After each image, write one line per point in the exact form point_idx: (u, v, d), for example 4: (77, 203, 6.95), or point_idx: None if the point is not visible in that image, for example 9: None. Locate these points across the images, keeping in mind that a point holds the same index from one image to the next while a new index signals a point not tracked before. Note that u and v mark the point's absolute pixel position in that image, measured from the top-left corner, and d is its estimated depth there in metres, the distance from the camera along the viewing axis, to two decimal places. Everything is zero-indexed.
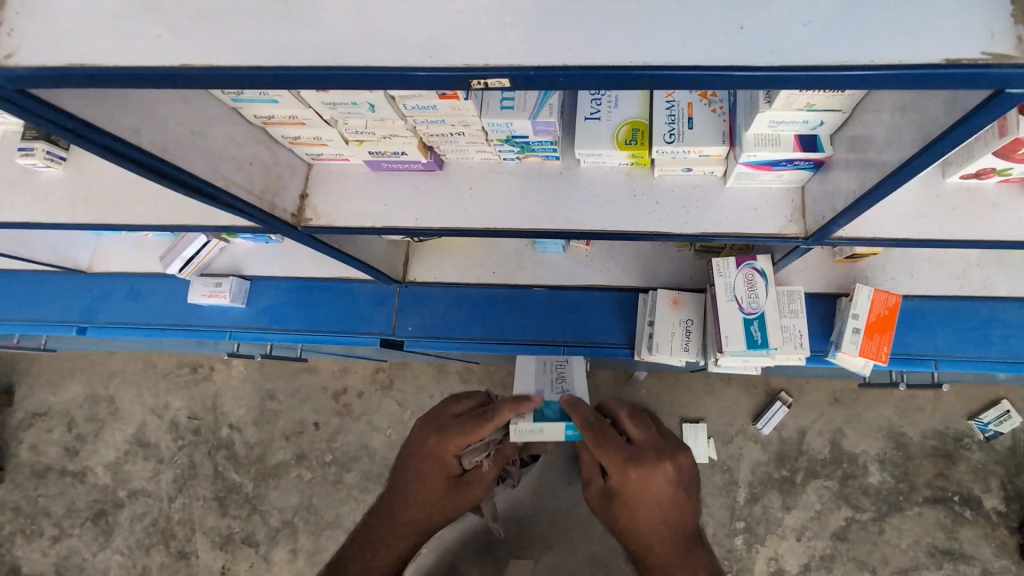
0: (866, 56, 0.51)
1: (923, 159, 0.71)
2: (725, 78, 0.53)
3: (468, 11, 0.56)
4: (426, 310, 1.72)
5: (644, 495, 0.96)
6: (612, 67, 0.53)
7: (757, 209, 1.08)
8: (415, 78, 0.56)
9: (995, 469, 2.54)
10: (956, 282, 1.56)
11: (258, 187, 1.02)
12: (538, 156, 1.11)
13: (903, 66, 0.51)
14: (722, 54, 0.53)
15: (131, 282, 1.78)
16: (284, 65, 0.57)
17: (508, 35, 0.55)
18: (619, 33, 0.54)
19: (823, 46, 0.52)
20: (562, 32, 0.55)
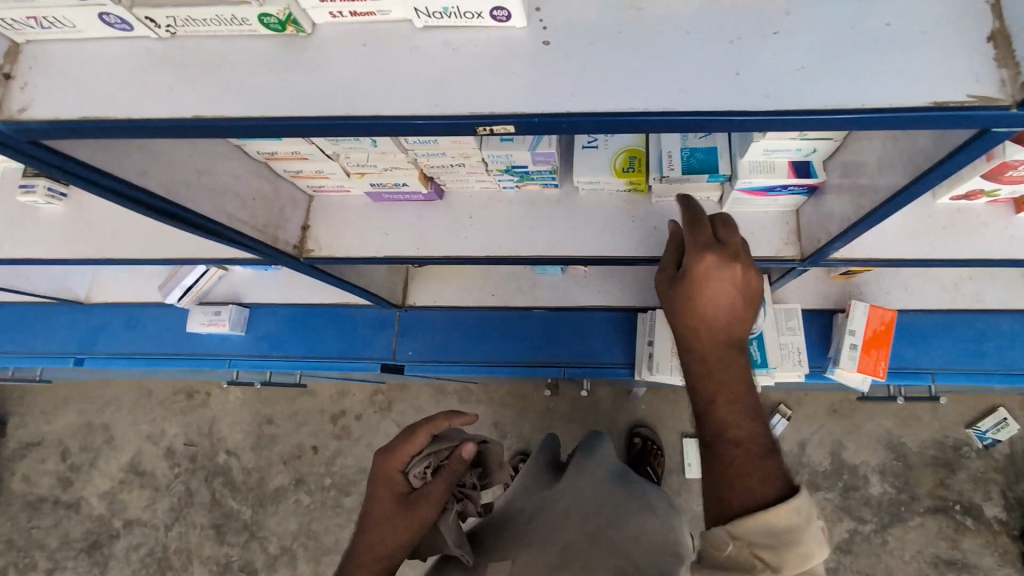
0: (857, 100, 0.53)
1: (917, 188, 0.73)
2: (722, 123, 0.55)
3: (474, 59, 0.58)
4: (426, 334, 1.72)
5: (714, 295, 0.77)
6: (614, 114, 0.55)
7: (753, 232, 1.10)
8: (420, 125, 0.57)
9: (994, 477, 2.55)
10: (949, 296, 1.58)
11: (261, 222, 1.03)
12: (536, 184, 1.12)
13: (894, 109, 0.52)
14: (717, 98, 0.54)
15: (129, 312, 1.77)
16: (294, 114, 0.58)
17: (512, 83, 0.57)
18: (618, 78, 0.56)
19: (816, 90, 0.54)
20: (563, 79, 0.57)
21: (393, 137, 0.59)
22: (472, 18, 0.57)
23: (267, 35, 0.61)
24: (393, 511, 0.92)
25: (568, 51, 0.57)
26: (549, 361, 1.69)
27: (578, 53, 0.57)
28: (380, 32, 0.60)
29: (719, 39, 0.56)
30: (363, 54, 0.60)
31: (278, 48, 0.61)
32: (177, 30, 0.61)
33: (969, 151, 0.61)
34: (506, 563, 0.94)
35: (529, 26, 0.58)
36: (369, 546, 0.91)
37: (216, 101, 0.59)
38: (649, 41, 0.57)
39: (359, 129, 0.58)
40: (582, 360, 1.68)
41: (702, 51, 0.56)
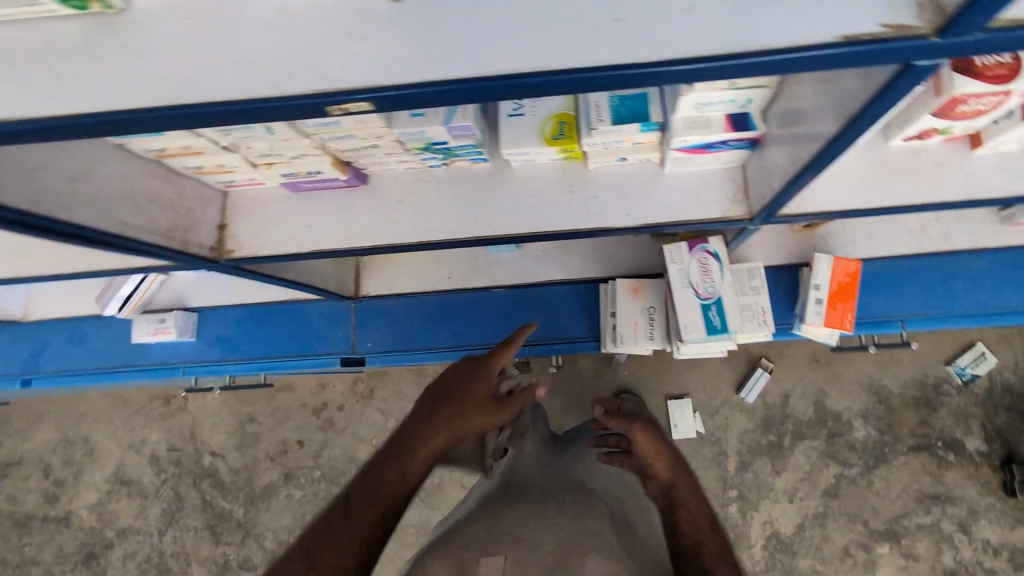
0: (756, 41, 0.46)
1: (850, 135, 0.66)
2: (607, 79, 0.47)
3: (316, 26, 0.49)
4: (384, 324, 1.66)
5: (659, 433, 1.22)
6: (483, 78, 0.47)
7: (698, 193, 1.03)
8: (262, 109, 0.49)
9: (974, 411, 2.57)
10: (916, 240, 1.53)
11: (164, 226, 0.95)
12: (464, 160, 1.04)
13: (799, 49, 0.45)
14: (597, 52, 0.47)
15: (72, 326, 1.69)
16: (119, 107, 0.50)
17: (359, 51, 0.48)
18: (482, 36, 0.48)
19: (712, 31, 0.46)
20: (419, 40, 0.48)
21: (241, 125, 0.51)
22: None
23: (73, 14, 0.52)
24: (486, 404, 1.04)
25: (425, 6, 0.49)
26: None
27: (436, 8, 0.49)
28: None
29: None
30: (188, 28, 0.50)
31: (89, 29, 0.51)
32: None
33: (894, 91, 0.54)
34: (497, 559, 0.84)
35: None
36: (449, 422, 1.01)
37: (24, 99, 0.50)
38: None
39: (195, 118, 0.50)
40: (546, 337, 1.62)
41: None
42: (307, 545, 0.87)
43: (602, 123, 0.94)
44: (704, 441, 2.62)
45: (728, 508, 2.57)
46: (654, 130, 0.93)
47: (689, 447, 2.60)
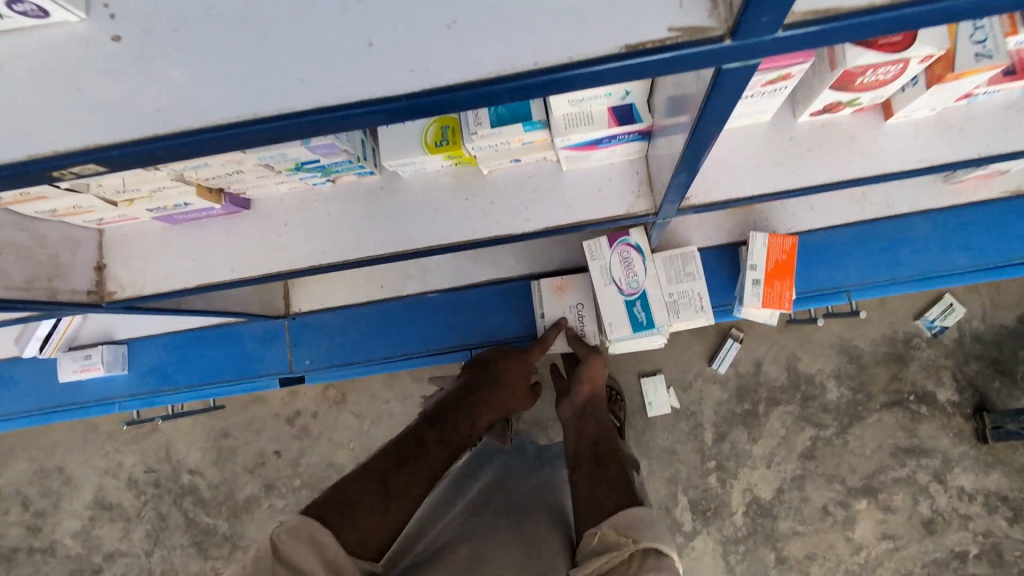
0: (529, 59, 0.39)
1: (707, 128, 0.60)
2: (367, 113, 0.40)
3: (21, 76, 0.41)
4: (320, 339, 1.60)
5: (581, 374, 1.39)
6: (218, 128, 0.40)
7: (600, 189, 0.97)
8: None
9: (945, 362, 2.49)
10: (858, 207, 1.48)
11: (22, 278, 0.87)
12: (349, 175, 0.97)
13: (577, 64, 0.38)
14: (348, 86, 0.40)
15: (0, 370, 1.63)
16: None
17: (70, 102, 0.41)
18: (215, 76, 0.40)
19: (477, 51, 0.39)
20: (138, 86, 0.41)
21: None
22: None
23: None
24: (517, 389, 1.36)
25: (149, 47, 0.41)
26: (453, 345, 1.58)
27: (161, 47, 0.41)
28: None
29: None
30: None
31: None
32: None
33: (724, 89, 0.48)
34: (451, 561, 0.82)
35: (92, 17, 0.42)
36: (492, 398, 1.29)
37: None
38: (255, 15, 0.41)
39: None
40: (487, 339, 1.57)
41: (325, 20, 0.41)
42: (384, 474, 0.93)
43: (481, 125, 0.87)
44: (680, 415, 2.55)
45: (706, 479, 2.51)
46: (539, 129, 0.86)
47: (664, 424, 2.55)
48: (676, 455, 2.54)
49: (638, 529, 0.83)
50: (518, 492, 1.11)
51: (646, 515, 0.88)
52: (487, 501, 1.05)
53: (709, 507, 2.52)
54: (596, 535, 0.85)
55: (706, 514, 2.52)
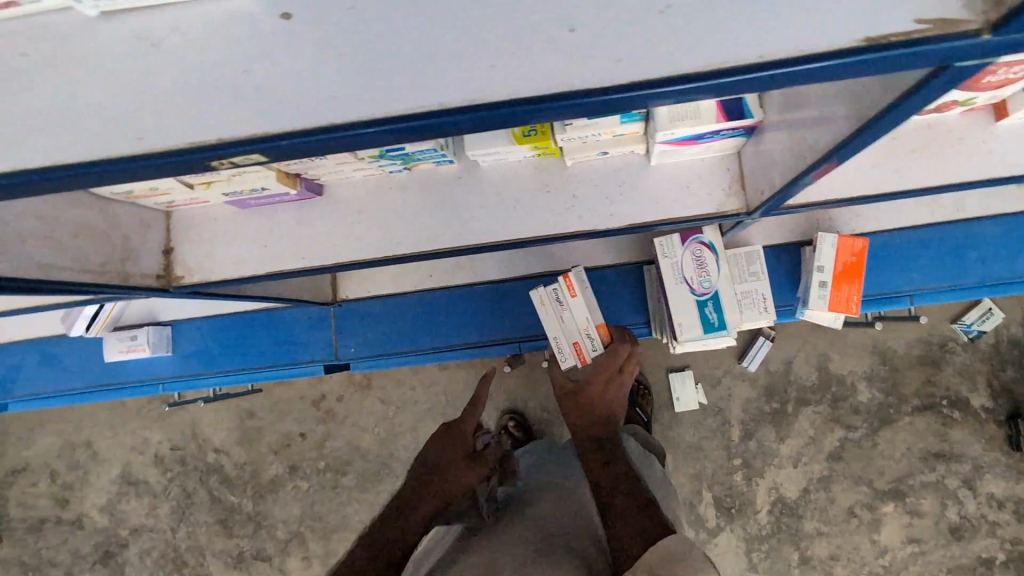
0: (728, 57, 0.39)
1: (870, 134, 0.55)
2: (548, 111, 0.41)
3: (186, 62, 0.42)
4: (366, 327, 1.58)
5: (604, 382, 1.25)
6: (405, 118, 0.41)
7: (689, 186, 0.93)
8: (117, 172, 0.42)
9: (981, 367, 2.42)
10: (925, 208, 1.42)
11: (97, 261, 0.85)
12: (428, 162, 0.94)
13: (800, 61, 0.39)
14: (544, 71, 0.40)
15: (43, 348, 1.62)
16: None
17: (235, 83, 0.41)
18: (410, 54, 0.41)
19: (685, 48, 0.40)
20: (324, 72, 0.41)
21: (133, 182, 0.44)
22: None
23: None
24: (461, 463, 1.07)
25: (330, 26, 0.41)
26: (501, 338, 1.55)
27: (356, 36, 0.41)
28: (41, 32, 0.42)
29: None
30: (15, 66, 0.42)
31: None
32: None
33: (926, 97, 0.46)
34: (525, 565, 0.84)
35: None
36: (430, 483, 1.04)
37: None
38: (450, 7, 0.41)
39: (23, 186, 0.42)
40: (536, 333, 1.54)
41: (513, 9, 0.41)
42: None
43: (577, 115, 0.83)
44: (706, 412, 2.48)
45: (732, 476, 2.45)
46: (636, 121, 0.83)
47: (691, 420, 2.48)
48: (702, 452, 2.48)
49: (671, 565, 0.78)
50: (548, 499, 1.06)
51: (681, 543, 0.82)
52: (515, 518, 1.01)
53: (734, 504, 2.46)
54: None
55: (729, 510, 2.47)
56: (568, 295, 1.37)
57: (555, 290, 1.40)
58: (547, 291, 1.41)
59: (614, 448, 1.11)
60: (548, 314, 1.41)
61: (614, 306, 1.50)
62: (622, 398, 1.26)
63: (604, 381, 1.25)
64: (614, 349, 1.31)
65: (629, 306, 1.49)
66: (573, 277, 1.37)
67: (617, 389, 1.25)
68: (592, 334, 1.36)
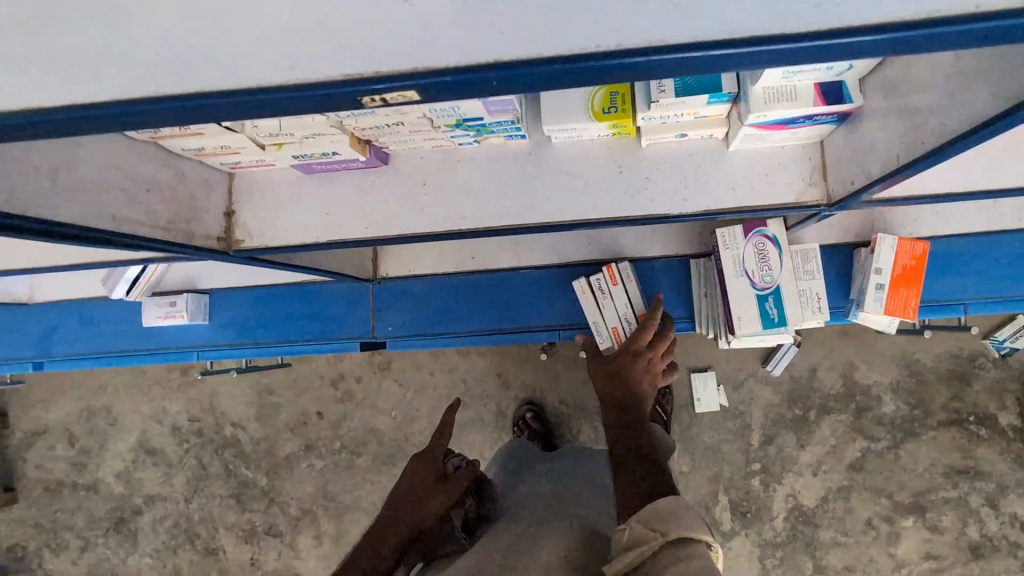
0: (907, 9, 0.41)
1: (993, 128, 0.55)
2: (693, 60, 0.44)
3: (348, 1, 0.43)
4: (403, 306, 1.57)
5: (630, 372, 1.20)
6: (542, 62, 0.43)
7: (768, 174, 0.90)
8: (260, 102, 0.46)
9: (1010, 385, 2.36)
10: (985, 216, 1.38)
11: (165, 218, 0.84)
12: (499, 136, 0.91)
13: (991, 17, 0.40)
14: (709, 17, 0.42)
15: (80, 310, 1.63)
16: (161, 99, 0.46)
17: (386, 24, 0.43)
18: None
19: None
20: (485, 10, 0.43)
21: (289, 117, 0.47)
22: None
23: None
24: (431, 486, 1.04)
25: None
26: (541, 325, 1.53)
27: None
28: None
29: None
30: None
31: None
32: None
33: None
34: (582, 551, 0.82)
35: None
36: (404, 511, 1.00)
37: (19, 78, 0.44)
38: None
39: (198, 110, 0.46)
40: (576, 322, 1.51)
41: None
42: None
43: (664, 93, 0.81)
44: (728, 414, 2.44)
45: (749, 481, 2.41)
46: (724, 101, 0.81)
47: (712, 421, 2.44)
48: (721, 454, 2.44)
49: (670, 519, 0.75)
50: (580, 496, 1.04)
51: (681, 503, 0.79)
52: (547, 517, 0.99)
53: (751, 509, 2.42)
54: (623, 530, 0.77)
55: (747, 515, 2.42)
56: (610, 284, 1.43)
57: (597, 279, 1.44)
58: (588, 281, 1.45)
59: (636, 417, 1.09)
60: (588, 303, 1.44)
61: (657, 298, 1.47)
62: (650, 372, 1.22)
63: (633, 354, 1.23)
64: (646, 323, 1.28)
65: (673, 299, 1.46)
66: (615, 266, 1.42)
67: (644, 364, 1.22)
68: (633, 320, 1.41)
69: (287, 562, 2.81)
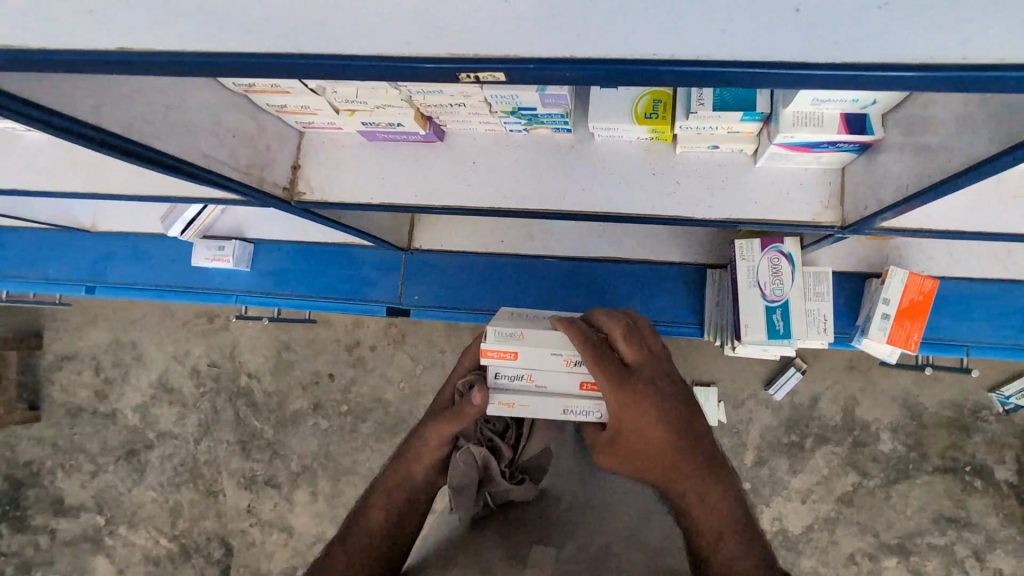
0: (921, 52, 0.48)
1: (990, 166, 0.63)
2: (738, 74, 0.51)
3: None
4: (432, 278, 1.67)
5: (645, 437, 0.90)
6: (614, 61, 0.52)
7: (789, 193, 0.97)
8: (369, 67, 0.55)
9: (1010, 441, 2.39)
10: (997, 265, 1.43)
11: (244, 162, 0.94)
12: (547, 128, 1.00)
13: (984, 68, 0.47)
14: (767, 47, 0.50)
15: (136, 243, 1.77)
16: (262, 53, 0.54)
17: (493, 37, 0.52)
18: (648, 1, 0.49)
19: (903, 31, 0.48)
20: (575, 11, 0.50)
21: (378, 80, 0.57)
22: None
23: None
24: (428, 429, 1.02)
25: None
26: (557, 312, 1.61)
27: None
28: None
29: None
30: None
31: None
32: None
33: None
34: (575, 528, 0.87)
35: None
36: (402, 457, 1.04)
37: (183, 32, 0.55)
38: None
39: (300, 67, 0.55)
40: None
41: None
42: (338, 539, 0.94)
43: (703, 105, 0.88)
44: (724, 430, 2.49)
45: None
46: (756, 120, 0.89)
47: None
48: None
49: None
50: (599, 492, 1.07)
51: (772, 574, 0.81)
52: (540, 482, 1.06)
53: None
54: None
55: None
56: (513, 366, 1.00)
57: (500, 376, 1.02)
58: (495, 388, 1.02)
59: (689, 477, 0.88)
60: (531, 401, 1.02)
61: (670, 302, 1.54)
62: (659, 386, 0.92)
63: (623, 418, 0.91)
64: (598, 357, 0.91)
65: (685, 304, 1.54)
66: (490, 346, 0.99)
67: (644, 393, 0.90)
68: (580, 368, 0.99)
69: (282, 514, 2.94)
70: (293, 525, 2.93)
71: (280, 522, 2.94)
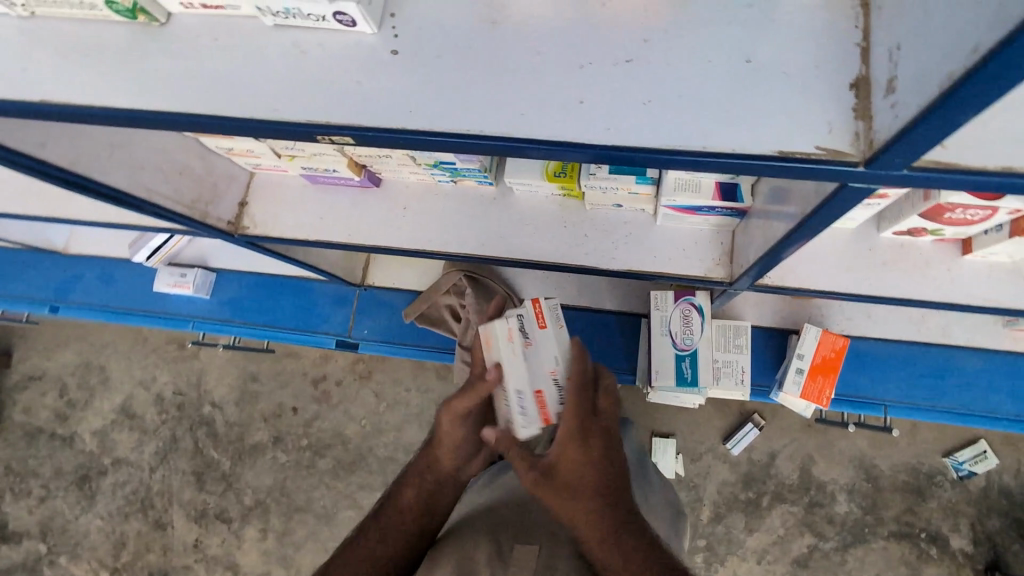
0: (723, 142, 0.50)
1: (800, 232, 0.73)
2: (566, 152, 0.53)
3: (317, 64, 0.58)
4: (382, 315, 1.74)
5: (577, 472, 0.80)
6: (449, 134, 0.54)
7: (685, 249, 1.07)
8: None
9: (965, 509, 2.37)
10: (914, 329, 1.52)
11: (189, 197, 1.03)
12: (471, 180, 1.11)
13: (762, 156, 0.49)
14: (564, 128, 0.52)
15: (105, 266, 1.84)
16: (135, 108, 0.58)
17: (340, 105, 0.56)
18: (460, 89, 0.55)
19: (696, 124, 0.51)
20: (417, 96, 0.55)
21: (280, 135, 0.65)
22: (321, 20, 0.57)
23: (125, 21, 0.62)
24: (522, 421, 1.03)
25: (422, 56, 0.57)
26: None
27: (448, 52, 0.56)
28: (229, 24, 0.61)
29: (569, 66, 0.54)
30: (211, 47, 0.60)
31: (131, 36, 0.61)
32: (34, 9, 0.61)
33: (834, 207, 0.61)
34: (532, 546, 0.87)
35: (381, 33, 0.58)
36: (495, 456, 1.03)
37: None
38: (503, 61, 0.55)
39: None
40: None
41: (537, 69, 0.54)
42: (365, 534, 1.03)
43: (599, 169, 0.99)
44: (681, 483, 2.47)
45: (692, 555, 2.42)
46: (648, 183, 0.98)
47: None
48: None
49: None
50: None
51: None
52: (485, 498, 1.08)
53: None
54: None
55: None
56: (536, 326, 0.92)
57: (519, 317, 0.92)
58: (510, 317, 0.92)
59: (613, 516, 0.77)
60: (517, 357, 0.90)
61: (606, 348, 1.62)
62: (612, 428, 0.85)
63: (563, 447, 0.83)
64: (577, 377, 0.88)
65: (620, 350, 1.61)
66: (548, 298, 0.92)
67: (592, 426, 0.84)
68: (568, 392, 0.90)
69: (229, 551, 2.86)
70: (239, 564, 2.84)
71: (226, 559, 2.86)
